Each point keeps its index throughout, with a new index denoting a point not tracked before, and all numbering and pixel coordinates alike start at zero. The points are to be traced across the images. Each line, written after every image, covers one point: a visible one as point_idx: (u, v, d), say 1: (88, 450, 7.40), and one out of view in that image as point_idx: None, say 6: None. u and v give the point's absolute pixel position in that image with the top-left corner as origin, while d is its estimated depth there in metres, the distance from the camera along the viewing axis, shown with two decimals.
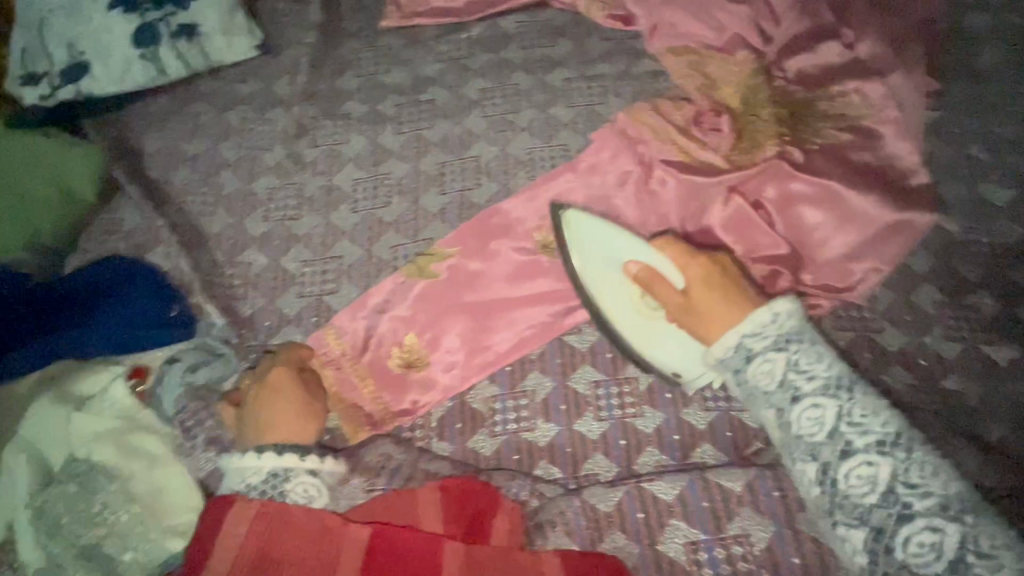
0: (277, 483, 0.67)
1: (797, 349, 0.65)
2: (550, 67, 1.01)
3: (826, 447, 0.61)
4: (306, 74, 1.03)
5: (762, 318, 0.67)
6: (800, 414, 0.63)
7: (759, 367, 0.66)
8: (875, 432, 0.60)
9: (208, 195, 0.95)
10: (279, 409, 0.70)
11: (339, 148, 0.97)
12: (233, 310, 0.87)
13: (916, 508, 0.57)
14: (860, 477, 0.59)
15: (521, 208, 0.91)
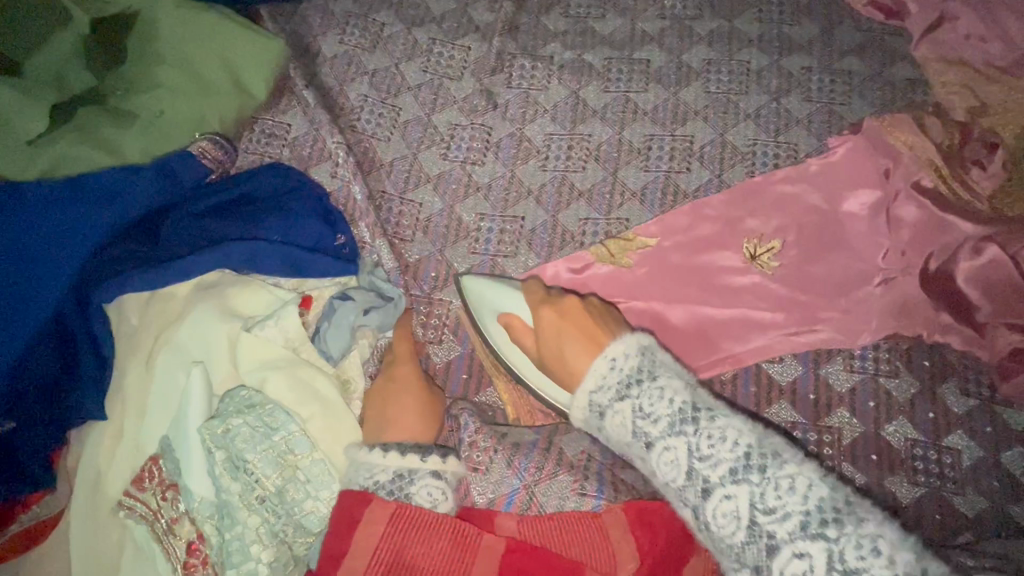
0: (402, 484, 0.56)
1: (638, 390, 0.54)
2: (788, 50, 0.88)
3: (688, 490, 0.50)
4: (510, 3, 0.91)
5: (601, 368, 0.57)
6: (658, 458, 0.52)
7: (614, 418, 0.55)
8: (726, 460, 0.48)
9: (385, 117, 0.86)
10: (399, 404, 0.63)
11: (536, 95, 0.86)
12: (401, 252, 0.79)
13: (778, 537, 0.45)
14: (725, 516, 0.48)
15: (733, 210, 0.81)
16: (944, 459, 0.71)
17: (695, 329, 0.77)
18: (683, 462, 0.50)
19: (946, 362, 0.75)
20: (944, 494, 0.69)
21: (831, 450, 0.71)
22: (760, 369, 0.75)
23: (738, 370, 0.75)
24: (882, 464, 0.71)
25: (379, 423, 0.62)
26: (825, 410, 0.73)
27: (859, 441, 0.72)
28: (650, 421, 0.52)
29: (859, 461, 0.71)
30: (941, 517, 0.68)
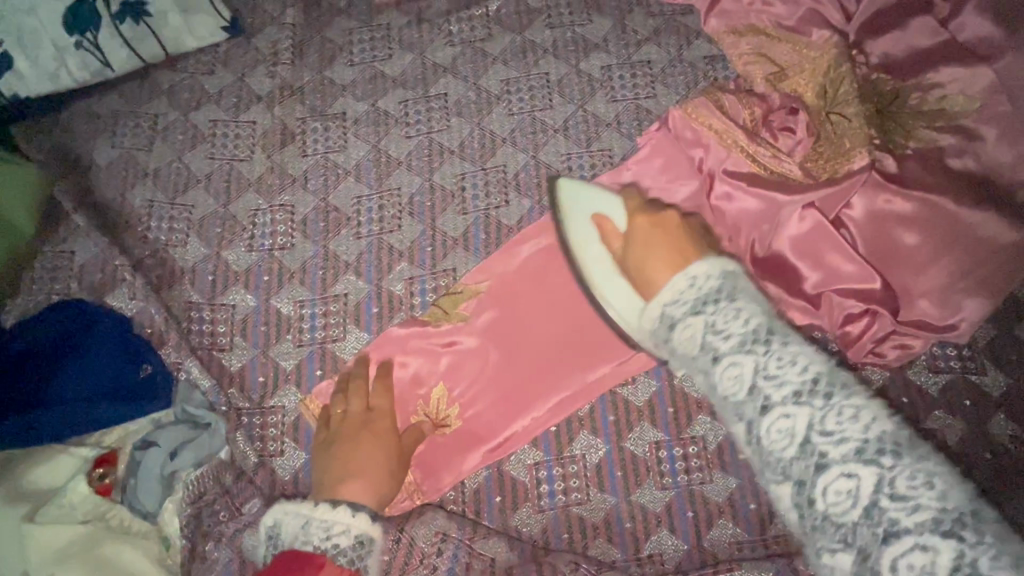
0: (361, 554, 0.52)
1: (715, 307, 0.48)
2: (585, 51, 0.84)
3: (698, 359, 0.47)
4: (288, 64, 0.84)
5: (681, 282, 0.50)
6: (721, 374, 0.45)
7: (683, 332, 0.49)
8: (853, 438, 0.40)
9: (177, 219, 0.79)
10: (361, 455, 0.61)
11: (335, 157, 0.81)
12: (219, 365, 0.73)
13: (903, 524, 0.37)
14: (732, 379, 0.45)
15: (557, 229, 0.76)
16: None
17: (543, 368, 0.72)
18: (749, 378, 0.44)
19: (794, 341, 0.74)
20: None
21: (700, 461, 0.70)
22: (616, 395, 0.72)
23: (594, 401, 0.72)
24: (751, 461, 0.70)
25: (337, 473, 0.59)
26: (687, 422, 0.71)
27: (726, 443, 0.70)
28: (723, 335, 0.46)
29: (729, 465, 0.69)
30: None
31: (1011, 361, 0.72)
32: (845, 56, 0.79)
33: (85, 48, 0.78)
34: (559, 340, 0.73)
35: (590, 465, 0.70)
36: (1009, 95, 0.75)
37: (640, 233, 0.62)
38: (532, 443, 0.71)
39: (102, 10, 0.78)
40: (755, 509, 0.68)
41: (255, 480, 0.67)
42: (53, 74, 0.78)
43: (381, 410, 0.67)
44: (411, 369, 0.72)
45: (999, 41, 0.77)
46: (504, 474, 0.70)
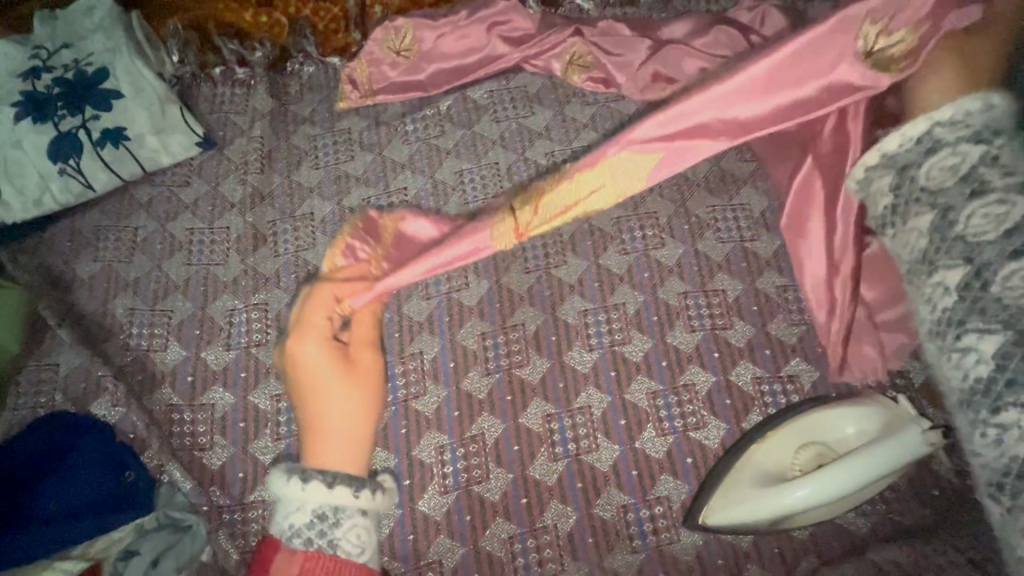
0: (325, 528, 0.62)
1: (996, 139, 0.54)
2: (530, 141, 0.92)
3: (889, 215, 0.60)
4: (258, 172, 0.92)
5: (951, 109, 0.57)
6: (919, 221, 0.57)
7: (926, 215, 0.56)
8: (970, 126, 0.56)
9: (158, 325, 0.83)
10: (319, 395, 0.70)
11: (305, 255, 0.86)
12: (200, 465, 0.76)
13: (995, 184, 0.52)
14: (984, 219, 0.52)
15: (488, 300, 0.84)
16: None
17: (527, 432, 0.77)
18: (1010, 223, 0.51)
19: (745, 395, 0.78)
20: None
21: (666, 522, 0.73)
22: (582, 462, 0.75)
23: (562, 469, 0.75)
24: None
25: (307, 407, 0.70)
26: (651, 483, 0.74)
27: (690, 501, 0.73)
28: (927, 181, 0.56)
29: None
30: (778, 549, 0.71)
31: None
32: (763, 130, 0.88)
33: (68, 173, 0.86)
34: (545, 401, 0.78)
35: (562, 534, 0.72)
36: None
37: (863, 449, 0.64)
38: (506, 516, 0.73)
39: (84, 139, 0.86)
40: (723, 565, 0.71)
41: None
42: (38, 199, 0.85)
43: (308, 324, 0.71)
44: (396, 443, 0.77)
45: None
46: (480, 551, 0.72)
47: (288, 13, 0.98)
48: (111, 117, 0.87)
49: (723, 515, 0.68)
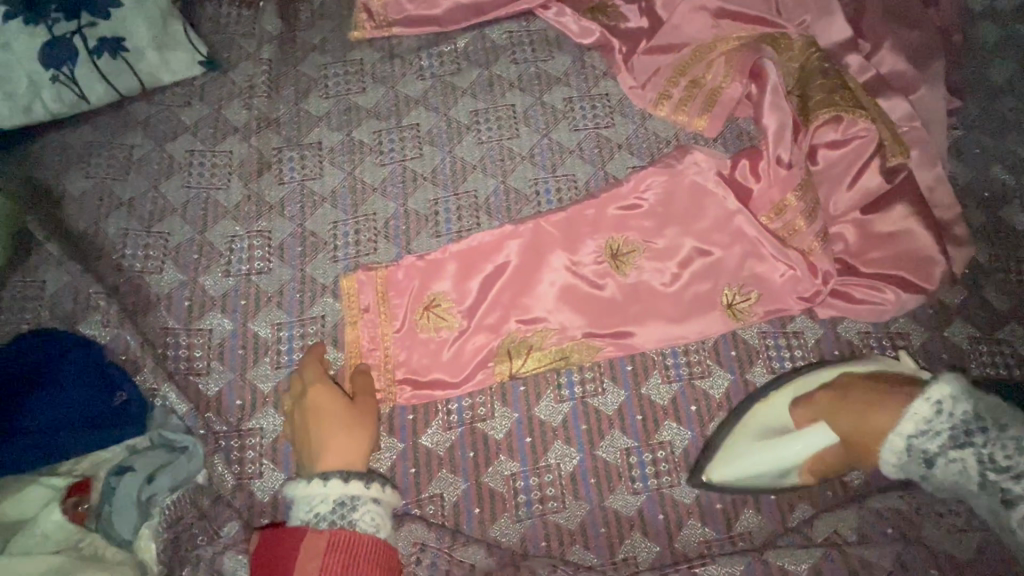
0: (344, 512, 0.58)
1: (981, 439, 0.57)
2: (548, 85, 0.90)
3: (912, 462, 0.61)
4: (265, 97, 0.88)
5: (923, 411, 0.60)
6: (941, 469, 0.59)
7: (948, 463, 0.59)
8: (945, 429, 0.59)
9: (153, 247, 0.80)
10: (323, 428, 0.64)
11: (311, 185, 0.83)
12: (195, 389, 0.73)
13: (1015, 492, 0.54)
14: (952, 465, 0.59)
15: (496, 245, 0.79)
16: None
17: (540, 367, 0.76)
18: None
19: (750, 347, 0.80)
20: None
21: (668, 466, 0.73)
22: (587, 405, 0.75)
23: (567, 410, 0.75)
24: None
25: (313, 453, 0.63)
26: (655, 428, 0.75)
27: (692, 446, 0.74)
28: (926, 439, 0.59)
29: (695, 468, 0.73)
30: (776, 496, 0.72)
31: (944, 359, 0.79)
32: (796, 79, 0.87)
33: (61, 82, 0.80)
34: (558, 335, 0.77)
35: (564, 473, 0.72)
36: (923, 122, 0.85)
37: (858, 411, 0.65)
38: (509, 454, 0.73)
39: (79, 46, 0.80)
40: (722, 509, 0.72)
41: (234, 502, 0.68)
42: (26, 107, 0.80)
43: (317, 399, 0.66)
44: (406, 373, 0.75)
45: (910, 77, 0.87)
46: (482, 486, 0.72)
47: None
48: (109, 26, 0.81)
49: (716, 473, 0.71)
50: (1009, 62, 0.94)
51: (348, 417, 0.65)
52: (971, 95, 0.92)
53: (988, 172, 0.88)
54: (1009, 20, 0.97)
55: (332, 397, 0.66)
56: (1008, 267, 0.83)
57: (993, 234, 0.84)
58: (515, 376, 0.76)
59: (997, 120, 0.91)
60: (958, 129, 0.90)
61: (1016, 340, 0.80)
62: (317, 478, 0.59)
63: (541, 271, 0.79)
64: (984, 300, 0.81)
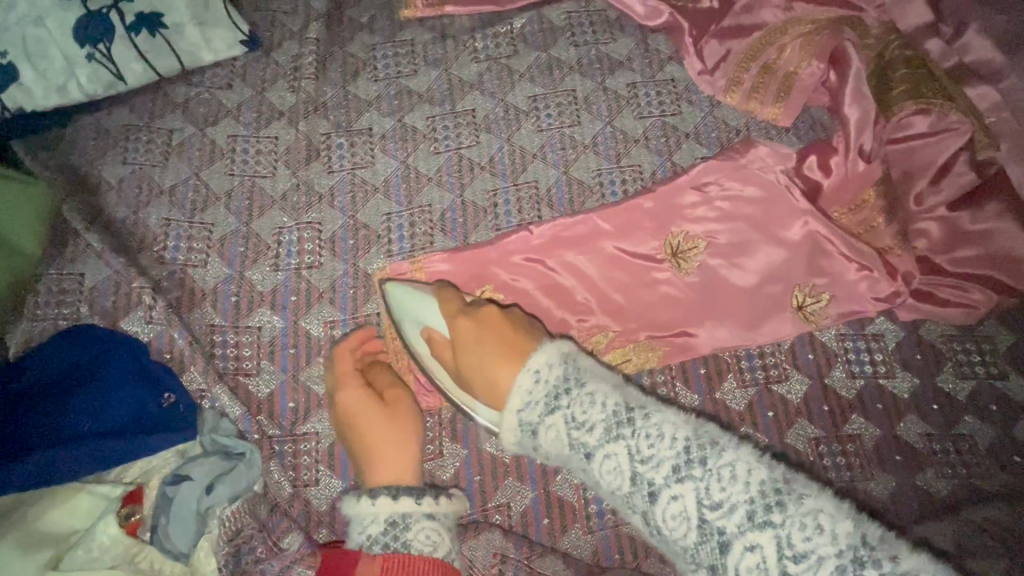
0: (397, 533, 0.55)
1: (573, 396, 0.50)
2: (610, 69, 0.85)
3: (575, 457, 0.50)
4: (310, 79, 0.82)
5: (529, 379, 0.53)
6: (599, 467, 0.49)
7: (550, 432, 0.51)
8: (600, 420, 0.49)
9: (196, 239, 0.75)
10: (372, 435, 0.62)
11: (362, 174, 0.79)
12: (246, 391, 0.69)
13: (658, 482, 0.46)
14: (750, 572, 0.42)
15: (557, 245, 0.75)
16: (848, 448, 0.71)
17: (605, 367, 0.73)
18: (693, 511, 0.44)
19: (828, 350, 0.75)
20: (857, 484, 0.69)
21: None
22: None
23: None
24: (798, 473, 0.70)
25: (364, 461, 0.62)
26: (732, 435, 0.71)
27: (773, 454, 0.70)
28: (584, 429, 0.49)
29: None
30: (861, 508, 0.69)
31: None
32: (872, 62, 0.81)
33: (97, 60, 0.75)
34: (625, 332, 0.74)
35: None
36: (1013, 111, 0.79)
37: (465, 340, 0.58)
38: None
39: (117, 23, 0.75)
40: None
41: (291, 511, 0.65)
42: (62, 87, 0.75)
43: (346, 405, 0.64)
44: None
45: (998, 64, 0.82)
46: (551, 495, 0.68)
47: None
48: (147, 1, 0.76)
49: (410, 332, 0.66)
50: None
51: (390, 417, 0.63)
52: None
53: None
54: None
55: (365, 399, 0.64)
56: None
57: None
58: None
59: None
60: None
61: None
62: (364, 498, 0.56)
63: (606, 266, 0.75)
64: None
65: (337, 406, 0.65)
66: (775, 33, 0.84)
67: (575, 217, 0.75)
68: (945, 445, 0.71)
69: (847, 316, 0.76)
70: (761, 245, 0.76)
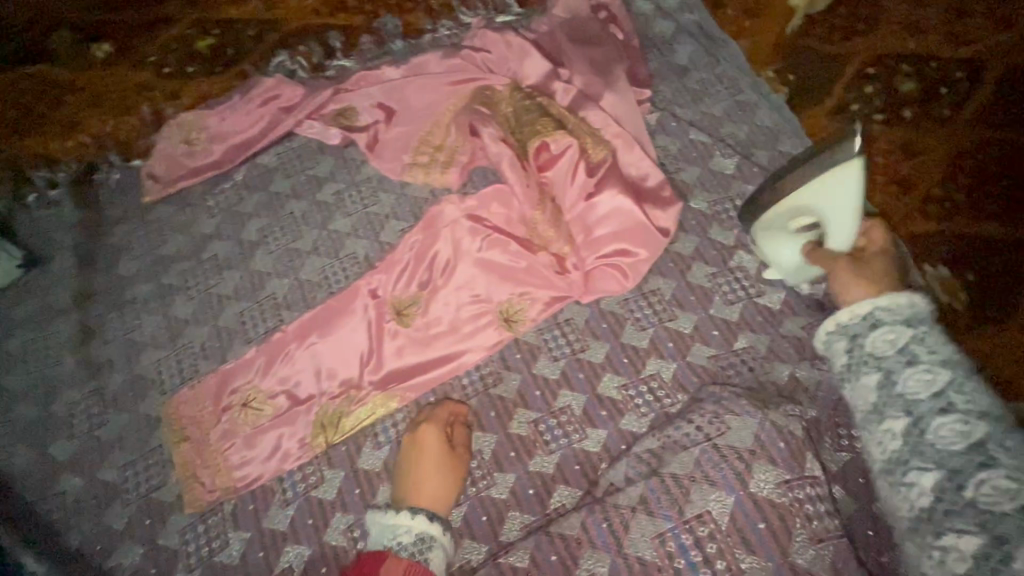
0: (421, 549, 0.70)
1: (925, 328, 0.62)
2: (318, 186, 1.05)
3: (888, 360, 0.61)
4: (80, 275, 1.01)
5: (901, 298, 0.64)
6: (909, 374, 0.59)
7: (883, 334, 0.63)
8: (939, 354, 0.60)
9: (4, 435, 0.90)
10: (421, 471, 0.77)
11: (133, 336, 0.96)
12: (60, 547, 0.82)
13: (957, 406, 0.56)
14: (994, 489, 0.51)
15: (289, 341, 0.91)
16: (562, 419, 0.85)
17: (349, 427, 0.86)
18: (976, 437, 0.54)
19: (531, 346, 0.91)
20: (573, 446, 0.83)
21: (482, 471, 0.83)
22: (402, 443, 0.85)
23: (385, 454, 0.85)
24: (522, 454, 0.83)
25: (407, 486, 0.77)
26: None
27: (499, 447, 0.84)
28: (927, 347, 0.60)
29: (505, 465, 0.83)
30: (579, 465, 0.81)
31: (693, 300, 0.91)
32: (501, 116, 1.03)
33: None
34: (359, 390, 0.88)
35: None
36: (616, 119, 1.01)
37: None
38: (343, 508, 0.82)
39: None
40: (535, 493, 0.81)
41: None
42: None
43: (426, 442, 0.79)
44: (238, 468, 0.84)
45: (598, 85, 1.04)
46: (325, 546, 0.80)
47: (92, 132, 1.15)
48: None
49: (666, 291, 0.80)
50: (685, 46, 1.13)
51: (438, 465, 0.78)
52: (661, 81, 1.10)
53: (691, 136, 1.04)
54: (677, 13, 1.16)
55: (441, 444, 0.79)
56: (726, 207, 0.97)
57: (705, 184, 0.99)
58: (334, 442, 0.86)
59: (686, 94, 1.08)
60: (656, 110, 1.06)
61: (746, 264, 0.93)
62: (407, 512, 0.71)
63: (333, 345, 0.90)
64: (711, 240, 0.95)
65: (431, 442, 0.79)
66: (431, 118, 1.06)
67: (302, 315, 0.93)
68: (636, 389, 0.86)
69: (536, 312, 0.91)
70: (457, 283, 0.92)
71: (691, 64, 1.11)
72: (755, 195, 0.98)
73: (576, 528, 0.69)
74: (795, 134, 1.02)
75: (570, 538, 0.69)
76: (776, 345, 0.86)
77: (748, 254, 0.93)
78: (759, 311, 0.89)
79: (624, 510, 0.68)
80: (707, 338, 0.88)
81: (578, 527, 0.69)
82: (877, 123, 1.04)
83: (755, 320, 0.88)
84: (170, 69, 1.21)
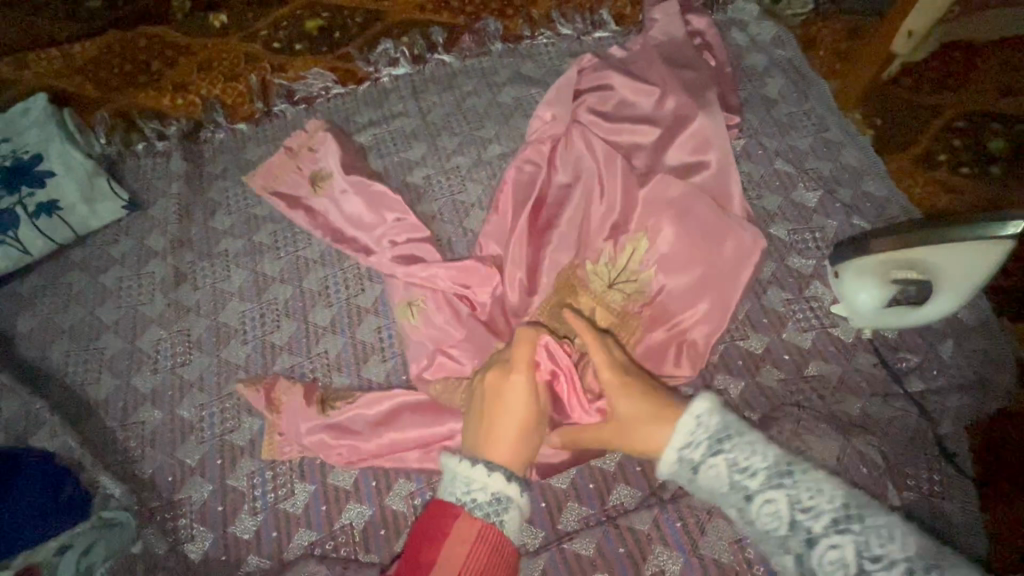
0: (498, 509, 0.62)
1: (730, 442, 0.62)
2: (409, 169, 1.10)
3: (733, 496, 0.61)
4: (177, 223, 1.06)
5: (688, 425, 0.64)
6: (705, 476, 0.62)
7: (709, 470, 0.62)
8: (727, 436, 0.62)
9: (91, 362, 0.95)
10: (504, 421, 0.66)
11: (220, 286, 1.00)
12: (134, 474, 0.86)
13: (753, 487, 0.60)
14: (832, 563, 0.55)
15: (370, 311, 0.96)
16: None
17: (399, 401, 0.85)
18: (785, 511, 0.59)
19: None
20: None
21: None
22: None
23: None
24: None
25: (483, 434, 0.66)
26: None
27: None
28: (743, 471, 0.61)
29: None
30: (641, 467, 0.82)
31: (765, 323, 0.92)
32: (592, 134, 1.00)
33: (7, 243, 0.99)
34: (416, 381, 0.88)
35: None
36: (709, 143, 1.00)
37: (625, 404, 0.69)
38: (406, 475, 0.84)
39: (22, 215, 1.00)
40: (594, 487, 0.82)
41: (169, 564, 0.79)
42: None
43: (515, 389, 0.67)
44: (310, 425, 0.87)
45: (693, 106, 1.03)
46: (386, 510, 0.82)
47: (200, 93, 1.22)
48: (45, 193, 1.01)
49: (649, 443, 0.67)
50: (775, 80, 1.15)
51: (529, 417, 0.67)
52: (750, 110, 1.13)
53: (776, 166, 1.06)
54: (772, 48, 1.19)
55: (532, 393, 0.68)
56: (805, 238, 0.99)
57: (788, 214, 1.01)
58: None
59: (773, 126, 1.10)
60: (744, 138, 1.09)
61: (822, 295, 0.94)
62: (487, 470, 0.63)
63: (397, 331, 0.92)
64: (789, 267, 0.97)
65: (518, 381, 0.67)
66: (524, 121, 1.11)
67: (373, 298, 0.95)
68: None
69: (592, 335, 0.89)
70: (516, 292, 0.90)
71: (780, 98, 1.13)
72: (836, 230, 0.99)
73: (648, 525, 0.77)
74: (880, 176, 1.04)
75: (639, 532, 0.77)
76: (846, 377, 0.87)
77: (823, 286, 0.95)
78: (832, 342, 0.90)
79: (700, 513, 0.77)
80: (778, 362, 0.89)
81: (649, 523, 0.77)
82: (963, 176, 1.05)
83: (827, 350, 0.89)
84: (280, 45, 1.28)
